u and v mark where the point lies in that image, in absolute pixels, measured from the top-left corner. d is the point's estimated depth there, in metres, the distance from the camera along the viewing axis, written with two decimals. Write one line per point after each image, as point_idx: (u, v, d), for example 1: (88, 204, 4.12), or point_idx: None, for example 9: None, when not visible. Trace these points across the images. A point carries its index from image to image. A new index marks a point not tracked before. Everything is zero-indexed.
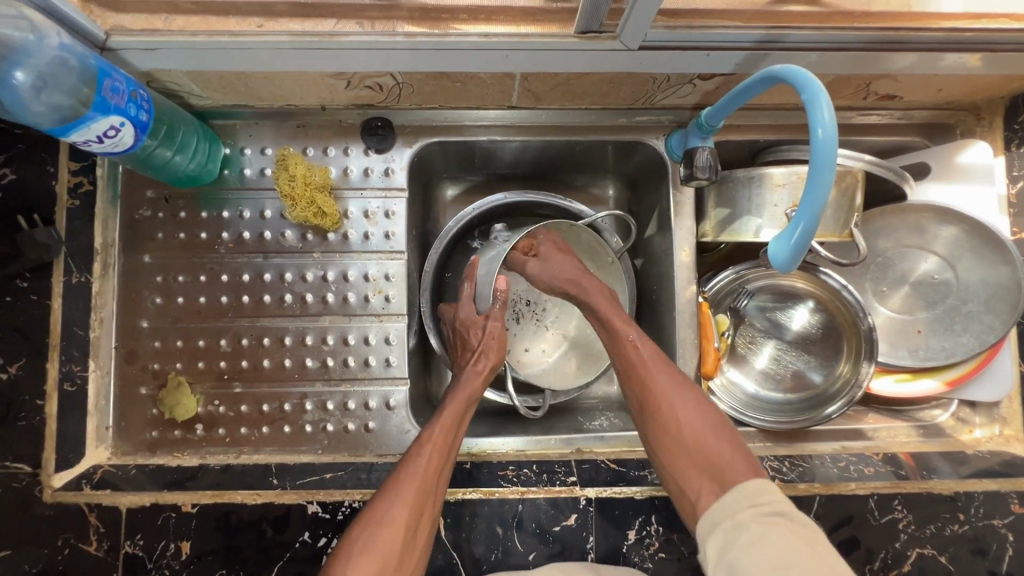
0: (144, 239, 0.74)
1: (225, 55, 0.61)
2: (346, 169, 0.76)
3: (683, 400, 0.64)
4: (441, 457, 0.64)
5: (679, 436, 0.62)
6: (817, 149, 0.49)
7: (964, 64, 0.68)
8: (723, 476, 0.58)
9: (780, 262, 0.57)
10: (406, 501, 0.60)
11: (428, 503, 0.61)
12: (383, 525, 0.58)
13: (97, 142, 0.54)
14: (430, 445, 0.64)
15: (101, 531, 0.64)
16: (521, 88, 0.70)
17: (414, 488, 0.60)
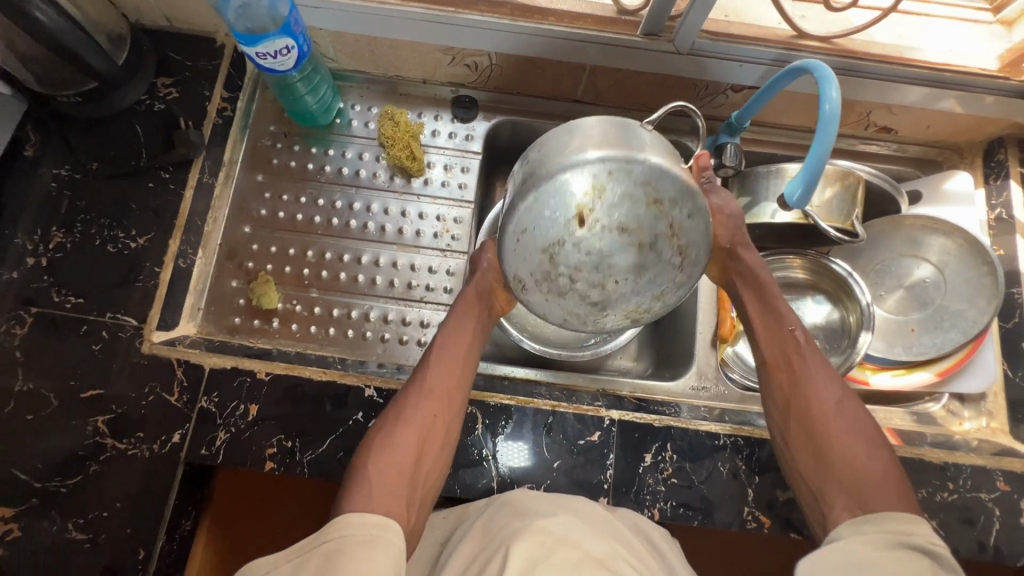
0: (262, 162, 0.89)
1: (368, 20, 0.79)
2: (435, 131, 0.92)
3: (817, 385, 0.69)
4: (455, 361, 0.72)
5: (823, 403, 0.68)
6: (823, 114, 0.63)
7: (944, 101, 0.85)
8: (860, 487, 0.61)
9: (793, 202, 0.70)
10: (424, 404, 0.68)
11: (448, 403, 0.69)
12: (410, 423, 0.66)
13: (270, 56, 0.70)
14: (443, 351, 0.72)
15: (184, 384, 0.73)
16: (587, 79, 0.88)
17: (431, 392, 0.69)
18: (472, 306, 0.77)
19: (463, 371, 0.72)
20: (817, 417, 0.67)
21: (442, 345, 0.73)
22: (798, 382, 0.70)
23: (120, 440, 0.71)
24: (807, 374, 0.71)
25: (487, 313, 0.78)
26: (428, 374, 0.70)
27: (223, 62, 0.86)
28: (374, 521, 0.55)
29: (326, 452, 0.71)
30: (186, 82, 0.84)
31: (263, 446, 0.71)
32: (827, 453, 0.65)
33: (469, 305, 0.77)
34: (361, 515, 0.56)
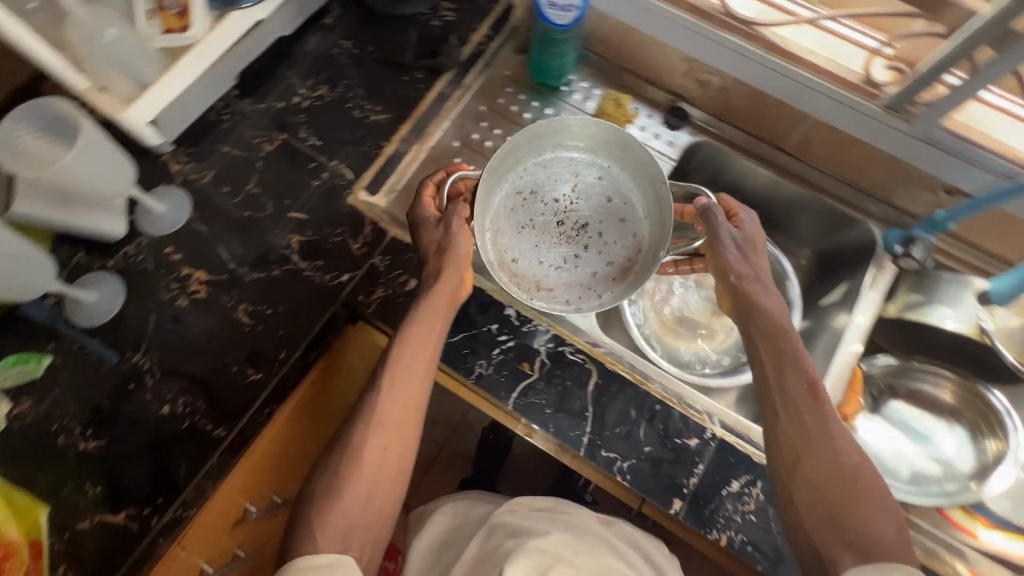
0: (490, 95, 1.00)
1: (637, 12, 0.89)
2: (643, 126, 0.99)
3: (819, 443, 0.64)
4: (413, 387, 0.70)
5: (823, 458, 0.63)
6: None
7: None
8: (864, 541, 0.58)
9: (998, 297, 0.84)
10: (377, 435, 0.67)
11: (403, 432, 0.68)
12: (370, 454, 0.66)
13: (557, 8, 0.82)
14: (399, 377, 0.70)
15: (368, 239, 0.84)
16: (804, 131, 0.92)
17: (383, 424, 0.68)
18: (432, 319, 0.72)
19: (420, 388, 0.70)
20: (821, 477, 0.62)
21: (396, 364, 0.70)
22: (806, 439, 0.64)
23: (303, 260, 0.83)
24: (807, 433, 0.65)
25: (452, 311, 0.75)
26: (377, 404, 0.68)
27: (497, 8, 0.99)
28: (328, 563, 0.59)
29: (454, 343, 0.79)
30: (463, 11, 0.98)
31: (407, 315, 0.80)
32: (821, 507, 0.61)
33: (427, 326, 0.72)
34: (309, 558, 0.59)
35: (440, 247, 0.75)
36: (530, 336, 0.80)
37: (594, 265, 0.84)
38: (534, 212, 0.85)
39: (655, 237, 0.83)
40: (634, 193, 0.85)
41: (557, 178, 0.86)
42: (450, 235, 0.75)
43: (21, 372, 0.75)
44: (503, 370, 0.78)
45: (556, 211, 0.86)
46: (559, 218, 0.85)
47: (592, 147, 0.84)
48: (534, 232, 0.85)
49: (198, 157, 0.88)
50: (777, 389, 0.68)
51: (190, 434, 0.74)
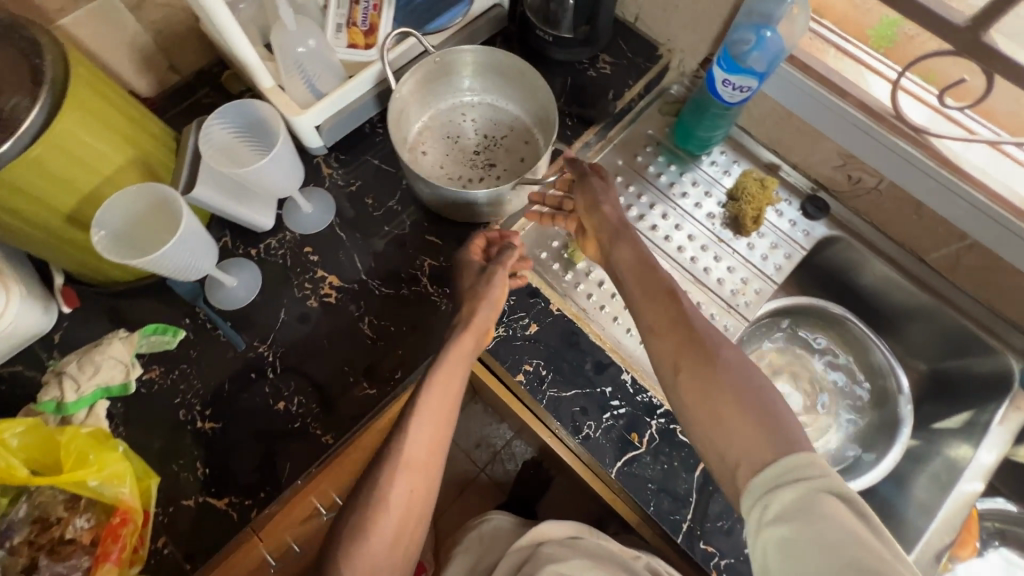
0: (629, 152, 1.00)
1: (802, 99, 0.88)
2: (778, 211, 0.98)
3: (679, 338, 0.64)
4: (436, 432, 0.69)
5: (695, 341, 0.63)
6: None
7: None
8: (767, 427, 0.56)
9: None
10: (403, 478, 0.66)
11: (426, 473, 0.68)
12: (392, 498, 0.64)
13: (729, 87, 0.82)
14: (424, 421, 0.68)
15: None
16: (956, 248, 0.88)
17: (409, 465, 0.66)
18: (457, 362, 0.73)
19: (444, 433, 0.70)
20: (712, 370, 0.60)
21: (422, 408, 0.69)
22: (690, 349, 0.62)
23: (431, 284, 0.84)
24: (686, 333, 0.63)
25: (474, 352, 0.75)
26: (406, 443, 0.67)
27: (655, 66, 0.99)
28: None
29: (566, 398, 0.79)
30: (621, 66, 0.99)
31: (524, 360, 0.80)
32: (719, 420, 0.58)
33: (446, 377, 0.71)
34: None
35: (469, 291, 0.77)
36: (642, 407, 0.78)
37: (479, 173, 0.89)
38: (456, 132, 0.92)
39: (538, 119, 0.91)
40: (499, 97, 0.93)
41: (474, 113, 0.93)
42: (489, 287, 0.76)
43: (159, 341, 0.79)
44: (611, 435, 0.77)
45: (478, 142, 0.92)
46: (478, 147, 0.92)
47: (490, 79, 0.91)
48: (450, 146, 0.91)
49: (347, 163, 0.91)
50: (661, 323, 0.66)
51: (299, 436, 0.76)
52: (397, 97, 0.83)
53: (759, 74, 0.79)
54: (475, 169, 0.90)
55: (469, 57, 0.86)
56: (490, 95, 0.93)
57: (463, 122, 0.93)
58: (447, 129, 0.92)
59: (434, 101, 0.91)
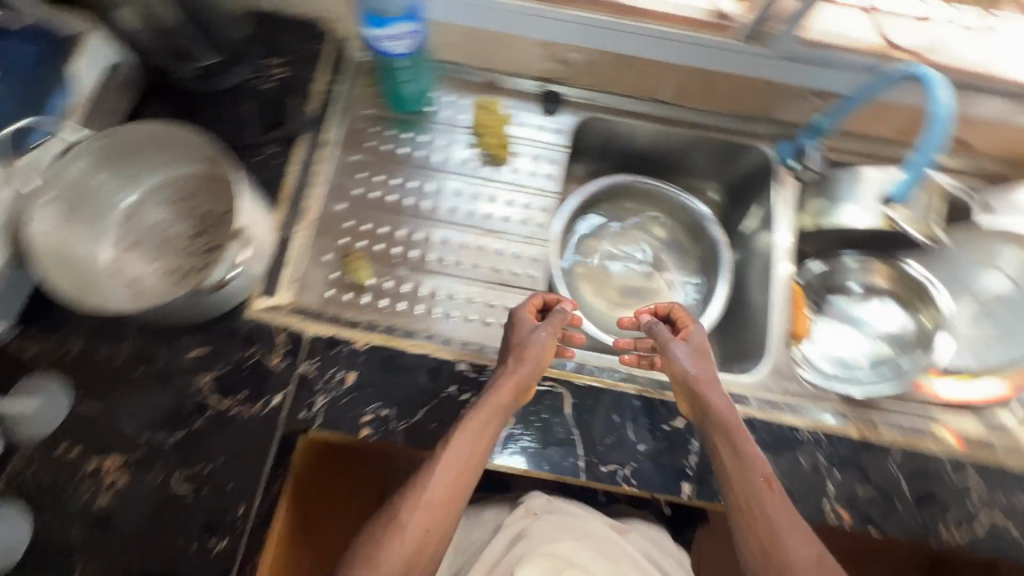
0: (357, 144, 0.92)
1: (475, 12, 0.84)
2: (522, 122, 0.95)
3: (776, 510, 0.66)
4: (460, 472, 0.68)
5: (769, 516, 0.65)
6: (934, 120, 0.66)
7: None
8: (775, 540, 0.64)
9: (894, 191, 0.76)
10: (420, 514, 0.66)
11: (440, 514, 0.67)
12: (404, 530, 0.65)
13: (389, 40, 0.74)
14: (451, 462, 0.68)
15: (286, 349, 0.76)
16: (675, 79, 0.90)
17: (427, 505, 0.66)
18: (484, 421, 0.69)
19: (469, 477, 0.69)
20: (789, 546, 0.63)
21: (452, 448, 0.68)
22: (751, 490, 0.67)
23: (223, 398, 0.73)
24: (737, 483, 0.67)
25: (512, 410, 0.72)
26: (431, 481, 0.67)
27: (330, 49, 0.91)
28: None
29: (419, 423, 0.73)
30: (295, 64, 0.89)
31: (359, 412, 0.74)
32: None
33: (489, 420, 0.69)
34: None
35: (519, 346, 0.75)
36: (491, 384, 0.76)
37: (201, 255, 0.78)
38: (153, 230, 0.79)
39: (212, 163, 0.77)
40: (165, 167, 0.79)
41: (158, 200, 0.80)
42: (536, 332, 0.76)
43: None
44: None
45: (182, 225, 0.79)
46: (189, 227, 0.79)
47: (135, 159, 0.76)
48: (155, 247, 0.78)
49: (56, 327, 0.76)
50: (738, 473, 0.68)
51: None
52: (40, 240, 0.69)
53: (416, 28, 0.74)
54: (195, 254, 0.78)
55: (87, 159, 0.71)
56: (160, 171, 0.79)
57: (153, 214, 0.79)
58: (142, 232, 0.79)
59: (101, 216, 0.77)
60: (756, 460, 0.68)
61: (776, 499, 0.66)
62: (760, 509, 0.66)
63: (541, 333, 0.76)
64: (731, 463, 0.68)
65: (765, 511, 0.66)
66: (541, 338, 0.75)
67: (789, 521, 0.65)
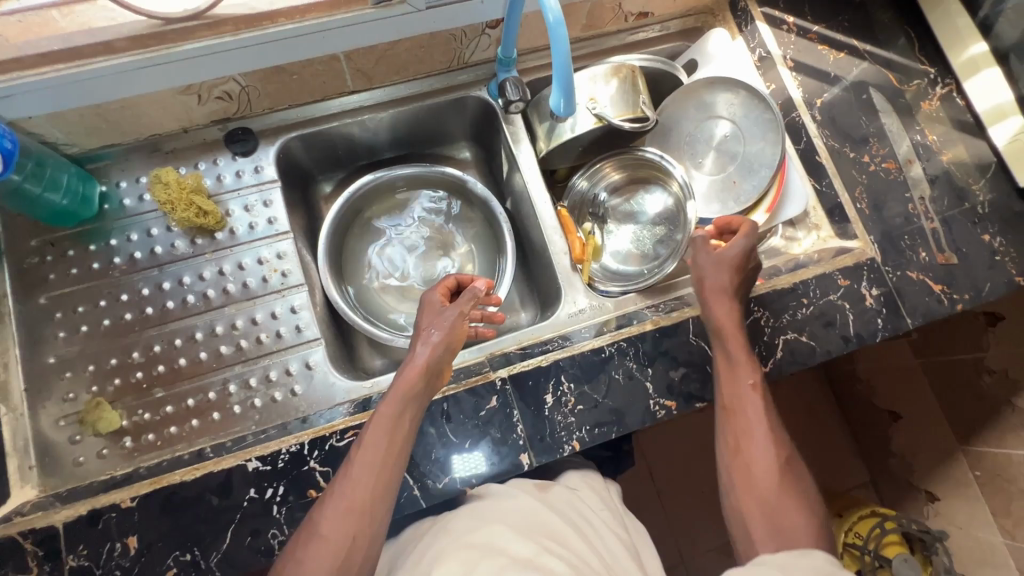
0: (37, 283, 0.77)
1: (75, 90, 0.71)
2: (219, 177, 0.85)
3: (752, 414, 0.68)
4: (382, 466, 0.61)
5: (747, 419, 0.68)
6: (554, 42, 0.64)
7: None
8: (746, 451, 0.66)
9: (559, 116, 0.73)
10: (336, 509, 0.58)
11: (363, 514, 0.58)
12: (325, 539, 0.56)
13: None
14: (372, 451, 0.61)
15: (41, 554, 0.64)
16: (349, 68, 0.84)
17: (354, 501, 0.58)
18: (407, 385, 0.66)
19: (393, 467, 0.61)
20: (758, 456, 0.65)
21: (371, 434, 0.62)
22: (743, 398, 0.70)
23: None
24: (735, 388, 0.71)
25: (427, 395, 0.68)
26: (350, 474, 0.60)
27: None
28: None
29: (231, 545, 0.66)
30: None
31: (160, 572, 0.64)
32: (756, 484, 0.64)
33: (406, 397, 0.65)
34: None
35: (448, 343, 0.70)
36: (292, 465, 0.69)
37: None
38: None
39: None
40: None
41: None
42: (446, 315, 0.72)
43: None
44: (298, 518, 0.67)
45: None
46: None
47: None
48: None
49: None
50: (726, 372, 0.73)
51: None
52: None
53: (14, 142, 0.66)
54: None
55: None
56: None
57: None
58: None
59: None
60: (749, 379, 0.71)
61: (737, 402, 0.70)
62: (745, 418, 0.68)
63: (437, 335, 0.70)
64: (726, 376, 0.72)
65: (743, 417, 0.69)
66: (430, 325, 0.71)
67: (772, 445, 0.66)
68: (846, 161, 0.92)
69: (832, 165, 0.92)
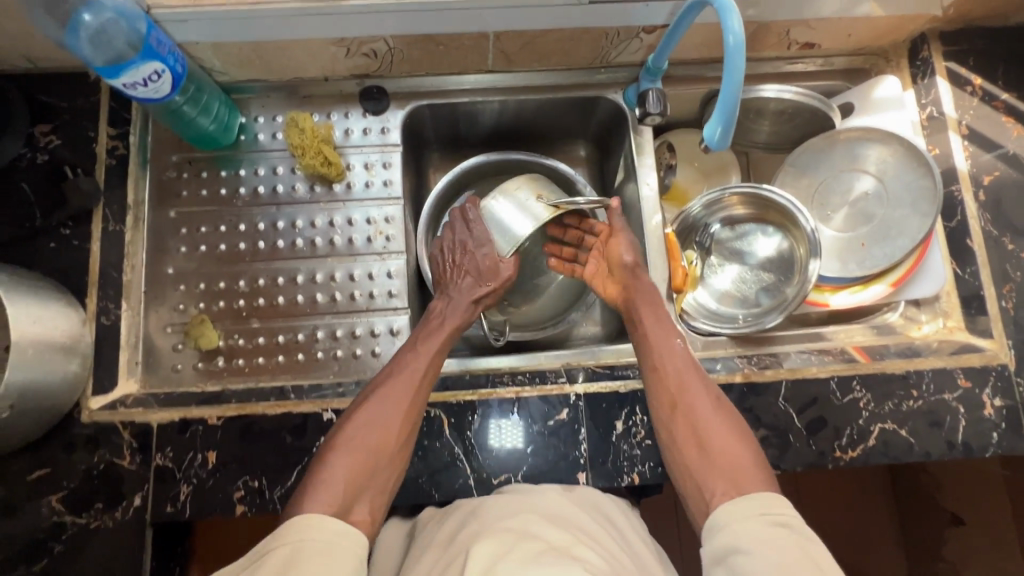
0: (171, 197, 0.83)
1: (242, 25, 0.73)
2: (347, 130, 0.87)
3: (694, 385, 0.70)
4: (421, 373, 0.72)
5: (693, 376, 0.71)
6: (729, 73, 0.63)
7: (873, 9, 0.82)
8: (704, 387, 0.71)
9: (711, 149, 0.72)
10: (373, 408, 0.68)
11: (377, 459, 0.65)
12: (363, 422, 0.67)
13: (142, 85, 0.64)
14: (389, 402, 0.68)
15: (134, 446, 0.70)
16: (495, 48, 0.83)
17: (387, 398, 0.69)
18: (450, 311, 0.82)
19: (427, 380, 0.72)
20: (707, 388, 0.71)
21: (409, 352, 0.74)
22: (656, 343, 0.75)
23: (79, 514, 0.68)
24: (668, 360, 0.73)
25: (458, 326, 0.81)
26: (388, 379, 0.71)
27: (101, 97, 0.79)
28: (336, 530, 0.56)
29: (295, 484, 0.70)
30: (67, 128, 0.77)
31: (230, 491, 0.69)
32: (706, 452, 0.65)
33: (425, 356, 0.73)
34: (317, 523, 0.56)
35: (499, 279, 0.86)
36: None
37: None
38: None
39: None
40: None
41: None
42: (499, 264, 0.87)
43: None
44: None
45: None
46: None
47: None
48: None
49: None
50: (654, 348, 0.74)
51: None
52: None
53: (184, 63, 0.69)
54: None
55: None
56: None
57: None
58: None
59: None
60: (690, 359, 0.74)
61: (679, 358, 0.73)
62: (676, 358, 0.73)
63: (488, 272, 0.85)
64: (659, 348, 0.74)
65: (689, 366, 0.72)
66: (457, 232, 0.88)
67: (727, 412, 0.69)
68: (1001, 252, 0.83)
69: (984, 253, 0.83)
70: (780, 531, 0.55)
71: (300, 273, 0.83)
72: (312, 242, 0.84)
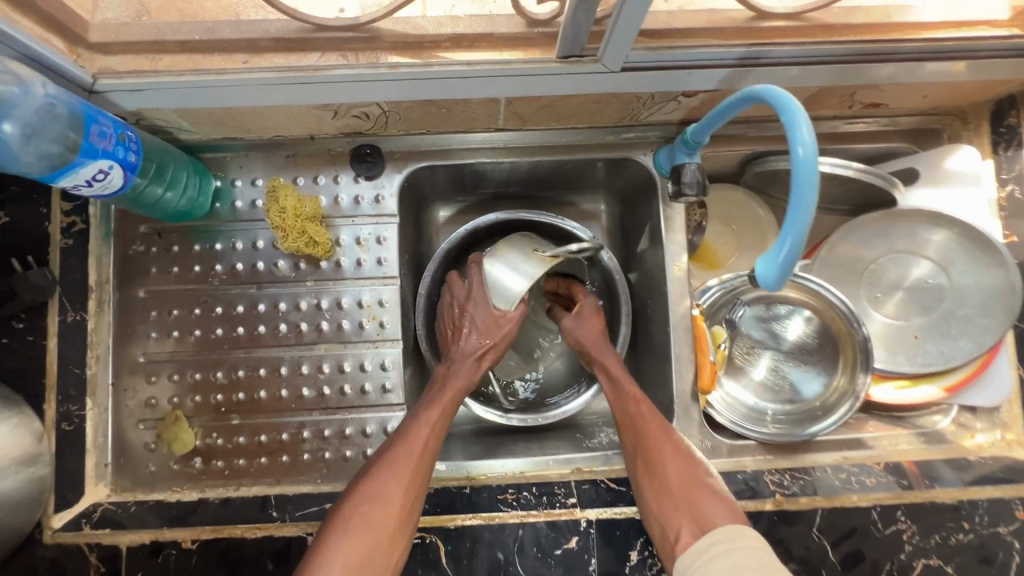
0: (138, 274, 0.74)
1: (207, 93, 0.62)
2: (336, 198, 0.76)
3: (659, 433, 0.67)
4: (426, 443, 0.66)
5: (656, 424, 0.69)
6: (797, 182, 0.49)
7: (959, 74, 0.69)
8: (663, 428, 0.68)
9: (768, 288, 0.55)
10: (379, 480, 0.62)
11: (378, 542, 0.59)
12: (366, 498, 0.61)
13: (87, 186, 0.54)
14: (395, 474, 0.62)
15: (101, 571, 0.64)
16: (507, 111, 0.71)
17: (391, 468, 0.63)
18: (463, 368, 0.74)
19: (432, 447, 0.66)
20: (665, 427, 0.68)
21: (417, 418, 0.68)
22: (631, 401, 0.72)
23: None
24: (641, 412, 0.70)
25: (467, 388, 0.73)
26: (392, 446, 0.65)
27: None
28: None
29: None
30: (14, 202, 0.67)
31: None
32: (669, 490, 0.63)
33: (433, 425, 0.68)
34: None
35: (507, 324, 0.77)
36: None
37: None
38: None
39: None
40: None
41: None
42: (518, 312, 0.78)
43: None
44: None
45: None
46: None
47: None
48: None
49: None
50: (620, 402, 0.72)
51: None
52: None
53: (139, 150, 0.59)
54: None
55: None
56: None
57: None
58: None
59: None
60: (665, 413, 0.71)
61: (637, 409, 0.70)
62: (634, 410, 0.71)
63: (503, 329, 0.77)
64: (629, 404, 0.71)
65: (653, 415, 0.70)
66: (473, 288, 0.77)
67: (681, 450, 0.66)
68: None
69: None
70: (745, 566, 0.53)
71: (285, 364, 0.74)
72: (297, 328, 0.75)
